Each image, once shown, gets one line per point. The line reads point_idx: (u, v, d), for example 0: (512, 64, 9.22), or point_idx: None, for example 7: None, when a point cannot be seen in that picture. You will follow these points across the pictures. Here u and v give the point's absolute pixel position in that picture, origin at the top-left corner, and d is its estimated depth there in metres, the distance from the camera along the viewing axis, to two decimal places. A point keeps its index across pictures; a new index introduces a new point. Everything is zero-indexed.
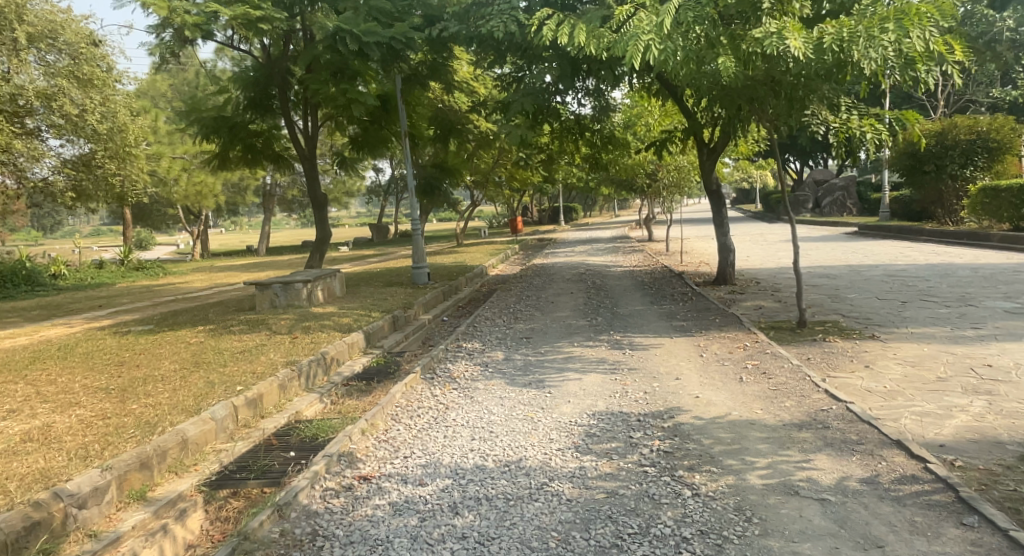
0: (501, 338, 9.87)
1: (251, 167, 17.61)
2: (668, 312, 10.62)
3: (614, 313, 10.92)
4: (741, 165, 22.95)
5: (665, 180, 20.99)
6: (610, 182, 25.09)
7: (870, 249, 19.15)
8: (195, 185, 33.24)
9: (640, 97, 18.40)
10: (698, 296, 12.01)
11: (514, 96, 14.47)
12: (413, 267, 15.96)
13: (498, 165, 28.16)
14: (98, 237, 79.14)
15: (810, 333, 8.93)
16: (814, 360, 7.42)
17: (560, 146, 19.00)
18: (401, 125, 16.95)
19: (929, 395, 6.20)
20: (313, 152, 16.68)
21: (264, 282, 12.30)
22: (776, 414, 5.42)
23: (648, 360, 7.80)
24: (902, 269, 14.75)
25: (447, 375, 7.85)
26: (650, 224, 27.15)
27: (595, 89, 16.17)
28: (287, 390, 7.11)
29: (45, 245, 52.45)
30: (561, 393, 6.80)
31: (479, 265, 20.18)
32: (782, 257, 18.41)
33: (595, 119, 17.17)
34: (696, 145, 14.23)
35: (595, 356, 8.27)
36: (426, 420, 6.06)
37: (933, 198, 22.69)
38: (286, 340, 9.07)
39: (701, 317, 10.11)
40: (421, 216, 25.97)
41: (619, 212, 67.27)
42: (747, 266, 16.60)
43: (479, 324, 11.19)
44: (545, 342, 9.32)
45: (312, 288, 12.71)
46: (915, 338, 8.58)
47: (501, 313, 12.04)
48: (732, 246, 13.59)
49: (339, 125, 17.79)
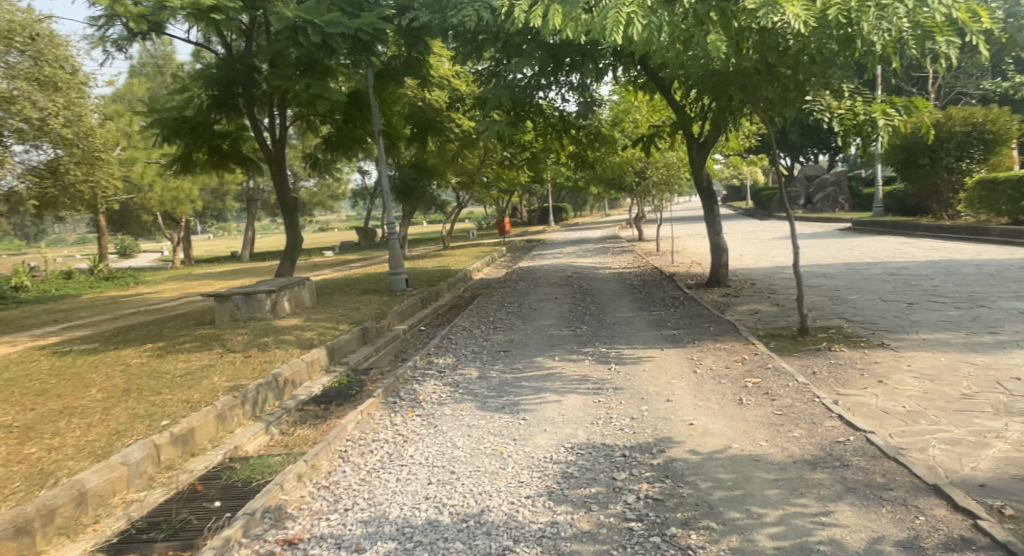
0: (477, 352, 9.05)
1: (218, 170, 16.78)
2: (658, 319, 9.82)
3: (600, 320, 10.13)
4: (732, 162, 22.18)
5: (654, 178, 20.21)
6: (599, 180, 24.28)
7: (867, 245, 18.43)
8: (171, 190, 32.34)
9: (626, 91, 17.61)
10: (691, 300, 11.22)
11: (491, 89, 13.72)
12: (390, 273, 15.10)
13: (483, 165, 27.34)
14: (82, 244, 78.26)
15: (813, 341, 8.14)
16: (821, 375, 6.63)
17: (544, 145, 18.19)
18: (375, 124, 16.03)
19: (957, 417, 5.41)
20: (282, 154, 15.83)
21: (223, 293, 11.49)
22: (785, 448, 4.64)
23: (635, 376, 7.01)
24: (902, 267, 14.02)
25: (412, 398, 7.02)
26: (640, 223, 26.37)
27: (579, 83, 15.38)
28: (227, 421, 6.28)
29: (26, 254, 51.62)
30: (536, 419, 5.98)
31: (462, 269, 19.34)
32: (777, 255, 17.65)
33: (580, 115, 16.39)
34: (685, 139, 13.41)
35: (577, 373, 7.46)
36: (379, 458, 5.23)
37: (928, 192, 22.01)
38: (237, 360, 8.23)
39: (694, 324, 9.31)
40: (404, 219, 25.13)
41: (608, 212, 66.75)
42: (740, 266, 15.84)
43: (456, 335, 10.36)
44: (524, 357, 8.49)
45: (276, 299, 11.90)
46: (928, 345, 7.80)
47: (480, 322, 11.19)
48: (725, 246, 12.87)
49: (311, 125, 16.96)
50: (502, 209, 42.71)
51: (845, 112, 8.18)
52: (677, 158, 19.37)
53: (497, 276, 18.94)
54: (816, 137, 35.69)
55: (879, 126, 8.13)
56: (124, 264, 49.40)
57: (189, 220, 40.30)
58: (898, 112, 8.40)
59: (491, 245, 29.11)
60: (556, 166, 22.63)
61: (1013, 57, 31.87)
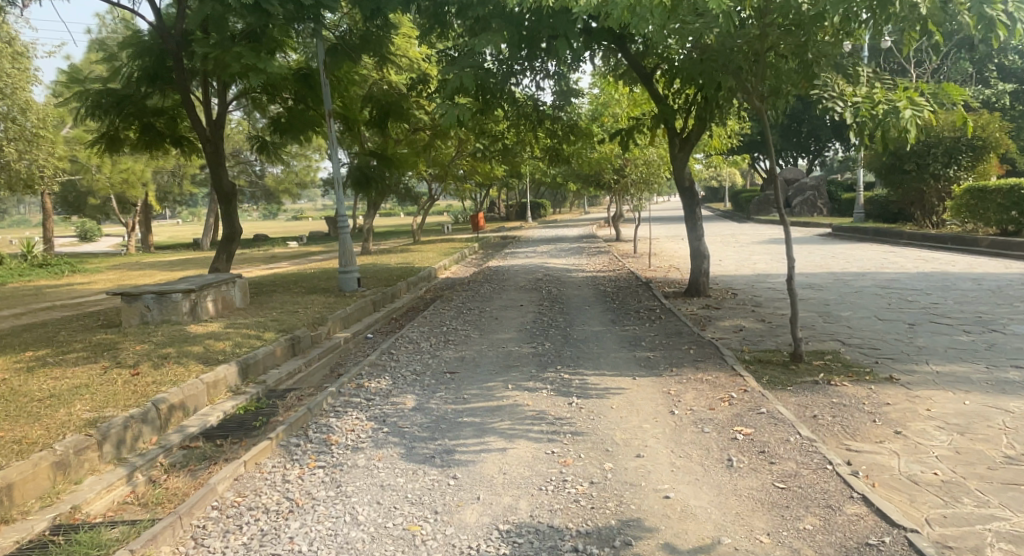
0: (417, 374, 7.61)
1: (151, 151, 15.66)
2: (631, 336, 8.46)
3: (567, 336, 8.73)
4: (714, 161, 20.99)
5: (633, 176, 18.77)
6: (578, 176, 22.78)
7: (852, 253, 17.27)
8: (121, 172, 30.76)
9: (607, 82, 16.27)
10: (668, 313, 9.93)
11: (452, 69, 12.38)
12: (339, 271, 13.54)
13: (454, 159, 25.85)
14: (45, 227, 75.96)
15: (808, 370, 6.80)
16: (827, 421, 5.32)
17: (516, 136, 16.66)
18: (325, 106, 14.24)
19: (1009, 494, 4.14)
20: (220, 137, 14.23)
21: (132, 293, 10.15)
22: (794, 550, 3.50)
23: (600, 415, 5.69)
24: (894, 277, 12.82)
25: (320, 437, 5.67)
26: (616, 222, 25.02)
27: (555, 69, 14.12)
28: (68, 469, 5.10)
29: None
30: (470, 478, 4.63)
31: (425, 266, 17.90)
32: (758, 261, 16.44)
33: (555, 106, 15.02)
34: (667, 134, 11.87)
35: (531, 407, 6.09)
36: (246, 541, 4.04)
37: (913, 198, 20.87)
38: (118, 381, 7.01)
39: (671, 345, 7.84)
40: (367, 211, 23.63)
41: (587, 209, 65.49)
42: (719, 272, 14.67)
43: (400, 348, 8.87)
44: (472, 383, 7.08)
45: (195, 300, 10.59)
46: (945, 378, 6.50)
47: (429, 332, 9.70)
48: (705, 252, 11.67)
49: (258, 104, 15.45)
50: (474, 203, 41.21)
51: (862, 98, 7.01)
52: (658, 155, 17.99)
53: (465, 275, 17.52)
54: (796, 138, 34.58)
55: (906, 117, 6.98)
56: (83, 248, 47.71)
57: (146, 203, 38.72)
58: (926, 102, 7.20)
59: (461, 240, 27.63)
60: (531, 159, 21.21)
61: (996, 63, 31.02)
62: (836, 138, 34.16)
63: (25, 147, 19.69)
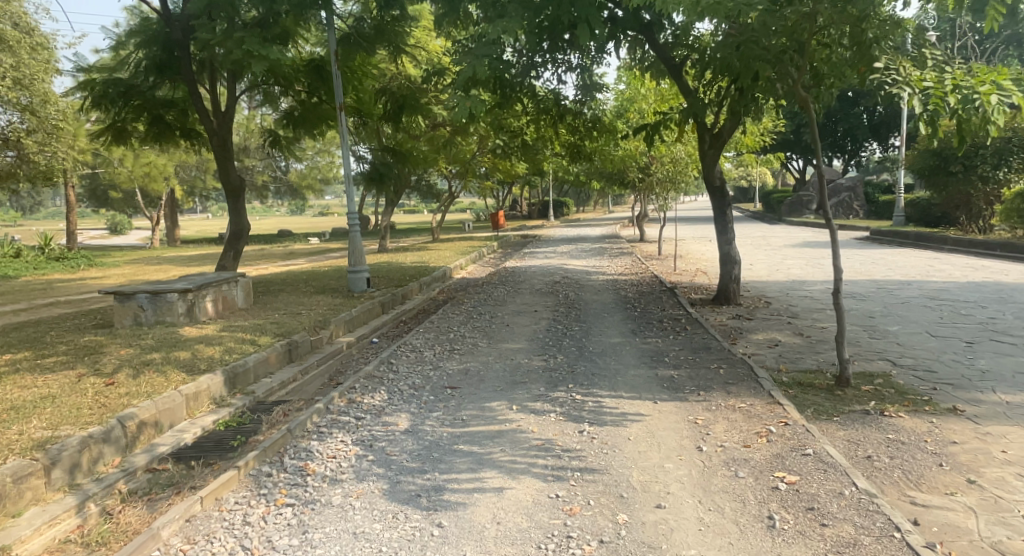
0: (416, 389, 6.91)
1: (161, 143, 15.21)
2: (652, 350, 7.68)
3: (581, 349, 7.97)
4: (745, 160, 20.07)
5: (659, 175, 17.62)
6: (601, 174, 22.05)
7: (893, 259, 16.25)
8: (143, 165, 30.59)
9: (633, 76, 15.52)
10: (695, 323, 9.13)
11: (466, 57, 11.47)
12: (348, 270, 12.92)
13: (476, 155, 25.12)
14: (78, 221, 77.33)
15: (857, 398, 5.97)
16: (885, 464, 4.52)
17: (536, 132, 15.87)
18: (336, 98, 13.53)
19: None
20: (229, 129, 13.65)
21: (125, 292, 9.59)
22: None
23: (616, 447, 4.95)
24: (942, 286, 11.83)
25: (296, 465, 4.99)
26: (642, 222, 24.15)
27: (579, 62, 13.42)
28: (5, 501, 4.51)
29: (16, 229, 50.53)
30: (458, 530, 3.94)
31: (440, 265, 17.24)
32: (791, 266, 15.53)
33: (578, 100, 14.29)
34: (697, 129, 11.00)
35: (537, 434, 5.36)
36: None
37: (958, 202, 19.67)
38: (88, 392, 6.42)
39: (698, 362, 7.06)
40: (385, 208, 23.05)
41: (613, 208, 64.54)
42: (750, 278, 13.81)
43: (400, 357, 8.17)
44: (472, 402, 6.36)
45: (192, 301, 10.00)
46: (1017, 410, 5.62)
47: (435, 340, 8.99)
48: (735, 257, 10.88)
49: (270, 97, 14.93)
50: (498, 201, 40.48)
51: (931, 84, 6.39)
52: (686, 152, 16.96)
53: (481, 275, 16.84)
54: (831, 138, 33.36)
55: (989, 101, 6.16)
56: (109, 241, 47.92)
57: (170, 197, 38.62)
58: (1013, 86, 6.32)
59: (481, 238, 26.91)
60: (553, 156, 20.45)
61: None
62: (874, 139, 32.89)
63: (42, 139, 19.41)
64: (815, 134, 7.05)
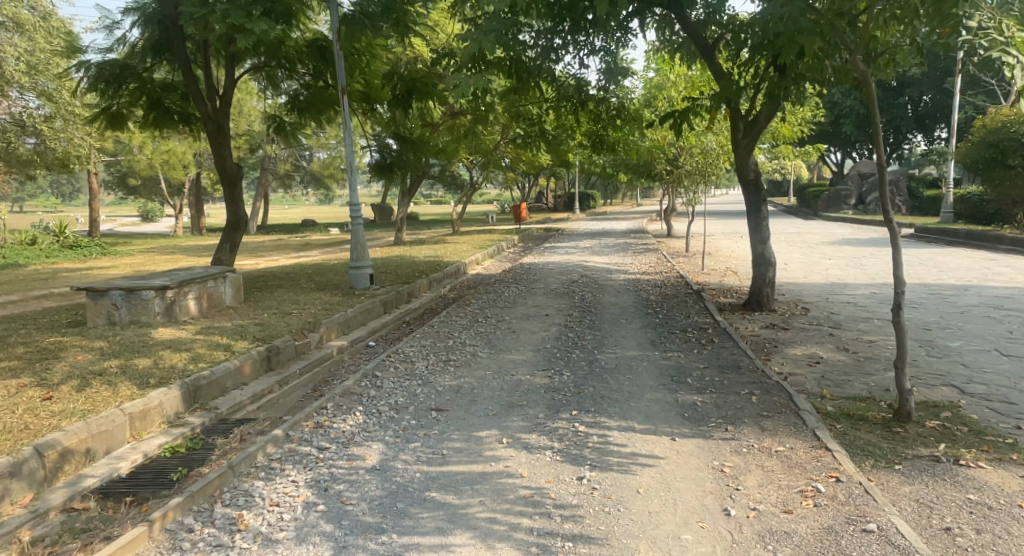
0: (397, 411, 5.96)
1: (160, 129, 14.43)
2: (673, 368, 6.64)
3: (592, 364, 6.96)
4: (782, 151, 18.79)
5: (687, 167, 16.44)
6: (627, 165, 20.87)
7: (945, 260, 14.94)
8: (163, 153, 30.07)
9: (662, 60, 14.38)
10: (724, 334, 8.05)
11: (472, 33, 10.47)
12: (350, 266, 12.02)
13: (499, 145, 24.08)
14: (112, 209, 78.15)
15: (923, 438, 4.91)
16: (969, 543, 3.58)
17: (557, 120, 14.82)
18: (339, 81, 12.59)
19: None
20: (225, 114, 12.79)
21: (97, 288, 8.75)
22: None
23: (619, 505, 4.00)
24: (1006, 292, 10.59)
25: (227, 517, 4.11)
26: (671, 216, 22.96)
27: (603, 44, 12.36)
28: None
29: (48, 216, 50.78)
30: None
31: (454, 261, 16.30)
32: (832, 266, 14.31)
33: (601, 86, 13.20)
34: (731, 114, 9.85)
35: (526, 480, 4.40)
36: None
37: (1015, 198, 18.19)
38: (18, 409, 5.56)
39: (728, 384, 6.01)
40: (402, 199, 22.18)
41: (642, 201, 63.17)
42: (786, 279, 12.67)
43: (385, 369, 7.22)
44: (458, 430, 5.40)
45: (172, 299, 9.14)
46: None
47: (430, 348, 8.02)
48: (769, 258, 9.77)
49: (274, 81, 14.11)
50: (523, 193, 39.41)
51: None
52: (718, 143, 15.77)
53: (497, 272, 15.85)
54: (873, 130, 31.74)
55: None
56: (137, 228, 47.80)
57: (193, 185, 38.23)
58: None
59: (501, 232, 25.94)
60: (577, 147, 19.38)
61: None
62: (918, 130, 31.18)
63: (62, 126, 18.68)
64: (877, 133, 5.94)
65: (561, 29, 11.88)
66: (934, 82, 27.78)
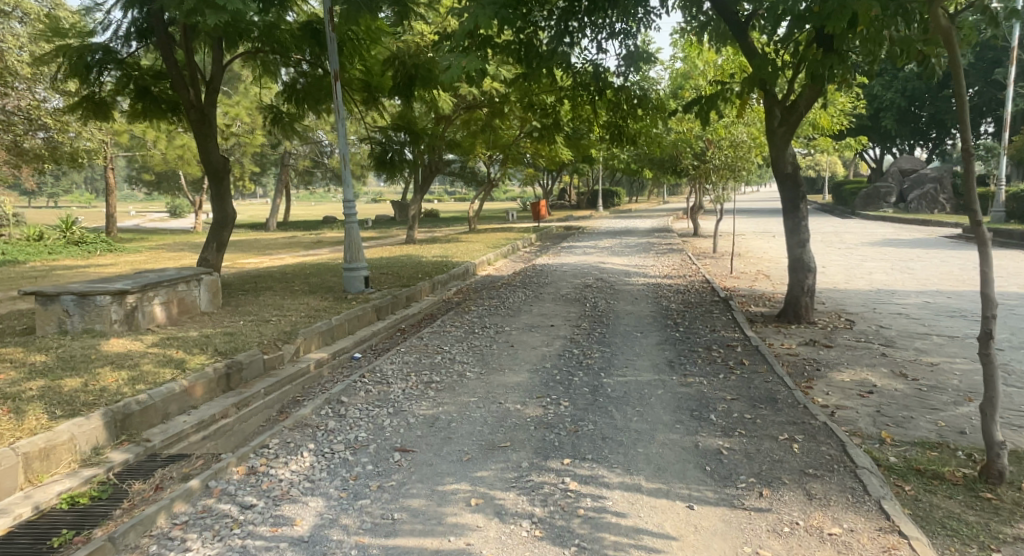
0: (354, 450, 4.90)
1: (148, 119, 13.46)
2: (694, 400, 5.46)
3: (596, 391, 5.80)
4: (819, 145, 17.44)
5: (716, 163, 15.12)
6: (651, 160, 19.63)
7: (1001, 263, 13.56)
8: (177, 148, 29.36)
9: (689, 44, 13.10)
10: (755, 353, 6.86)
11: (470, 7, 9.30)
12: (343, 268, 10.99)
13: (518, 141, 22.96)
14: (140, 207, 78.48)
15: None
16: None
17: (573, 111, 13.63)
18: (333, 65, 11.53)
19: None
20: (210, 104, 11.78)
21: (47, 293, 7.78)
22: None
23: None
24: None
25: None
26: (697, 215, 21.65)
27: (623, 26, 11.14)
28: None
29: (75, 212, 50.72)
30: None
31: (463, 261, 15.23)
32: (875, 271, 13.00)
33: (620, 71, 11.97)
34: (765, 99, 8.57)
35: None
36: None
37: None
38: None
39: (763, 424, 4.85)
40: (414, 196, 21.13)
41: (669, 198, 61.82)
42: (826, 285, 11.39)
43: (353, 395, 6.12)
44: (423, 480, 4.34)
45: (132, 306, 8.16)
46: None
47: (412, 367, 6.91)
48: (809, 263, 8.53)
49: (267, 68, 13.09)
50: (547, 189, 38.25)
51: None
52: (749, 136, 14.44)
53: (508, 273, 14.72)
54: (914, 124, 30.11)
55: None
56: (161, 224, 47.42)
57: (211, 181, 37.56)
58: None
59: (519, 231, 24.82)
60: (598, 142, 18.20)
61: None
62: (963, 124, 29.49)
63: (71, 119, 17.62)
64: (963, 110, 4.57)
65: (576, 9, 10.68)
66: (981, 73, 26.13)
